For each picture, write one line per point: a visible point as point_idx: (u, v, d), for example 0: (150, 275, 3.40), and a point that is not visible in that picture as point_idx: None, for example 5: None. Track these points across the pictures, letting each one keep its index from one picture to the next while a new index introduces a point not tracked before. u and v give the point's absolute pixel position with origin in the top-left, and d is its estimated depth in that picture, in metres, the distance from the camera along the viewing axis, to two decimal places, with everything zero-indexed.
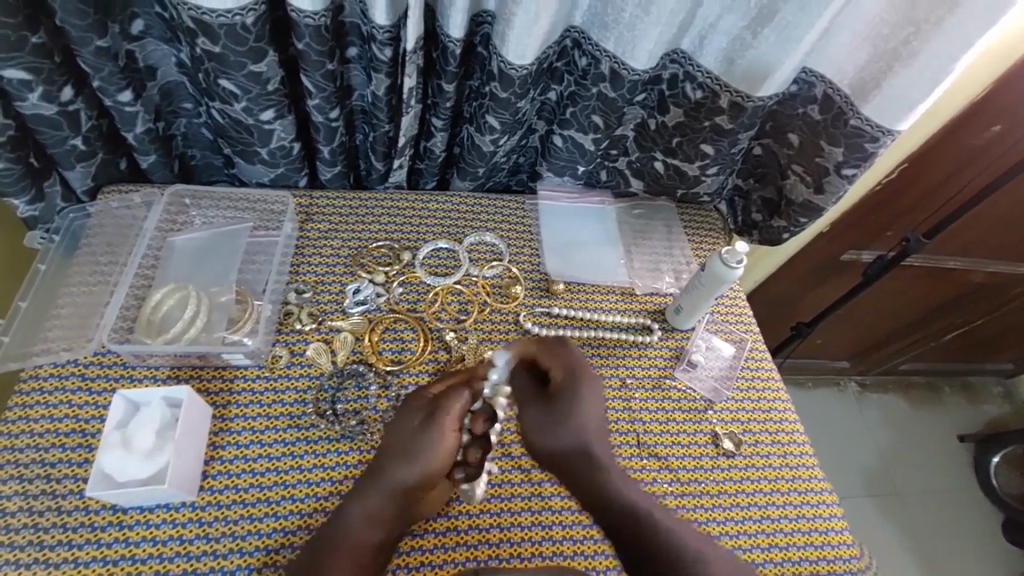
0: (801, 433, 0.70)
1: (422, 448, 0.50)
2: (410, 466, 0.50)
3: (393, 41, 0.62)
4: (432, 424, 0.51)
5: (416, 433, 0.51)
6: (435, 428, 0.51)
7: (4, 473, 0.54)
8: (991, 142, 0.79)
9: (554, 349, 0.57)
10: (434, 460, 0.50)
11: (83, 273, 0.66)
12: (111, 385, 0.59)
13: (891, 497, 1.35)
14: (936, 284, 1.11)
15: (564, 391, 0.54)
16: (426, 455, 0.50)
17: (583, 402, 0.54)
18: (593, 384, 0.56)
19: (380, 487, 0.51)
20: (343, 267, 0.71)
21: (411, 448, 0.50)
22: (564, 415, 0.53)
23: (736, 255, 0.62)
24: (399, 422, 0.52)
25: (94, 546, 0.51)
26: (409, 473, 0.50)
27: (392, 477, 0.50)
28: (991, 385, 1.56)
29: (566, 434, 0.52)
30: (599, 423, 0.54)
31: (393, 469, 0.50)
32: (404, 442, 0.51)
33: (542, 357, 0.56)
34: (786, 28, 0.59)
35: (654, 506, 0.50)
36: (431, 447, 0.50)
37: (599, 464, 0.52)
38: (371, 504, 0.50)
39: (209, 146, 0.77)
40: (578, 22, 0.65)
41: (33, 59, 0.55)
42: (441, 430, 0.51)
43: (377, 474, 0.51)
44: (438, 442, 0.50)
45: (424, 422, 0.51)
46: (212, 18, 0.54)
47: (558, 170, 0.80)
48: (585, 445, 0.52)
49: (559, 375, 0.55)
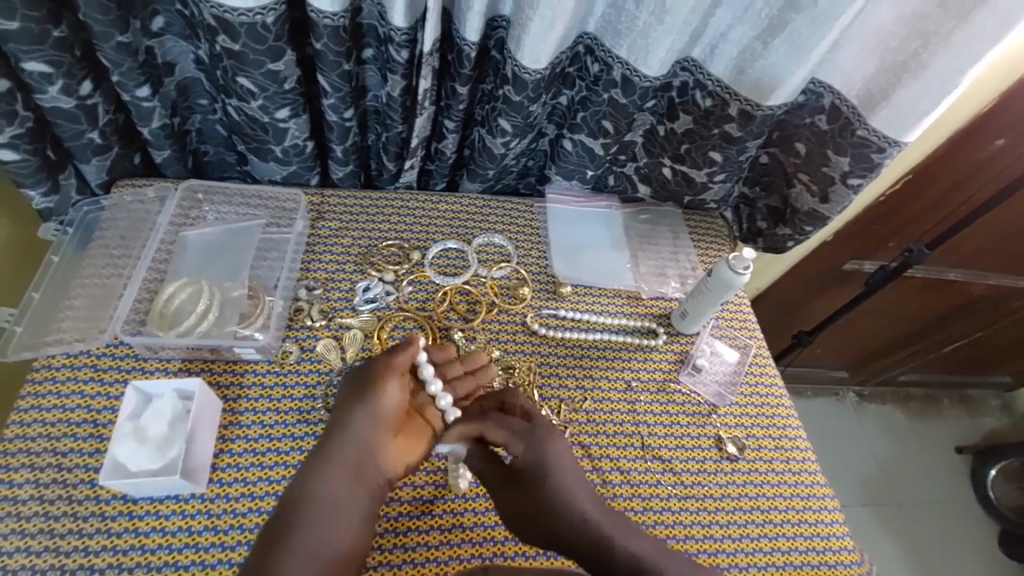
0: (804, 439, 0.70)
1: (374, 394, 0.53)
2: (364, 412, 0.53)
3: (410, 43, 0.63)
4: (378, 372, 0.55)
5: (365, 384, 0.54)
6: (379, 378, 0.54)
7: (16, 461, 0.54)
8: (994, 155, 0.80)
9: (504, 420, 0.58)
10: (384, 403, 0.53)
11: (97, 265, 0.67)
12: (122, 376, 0.60)
13: (890, 507, 1.35)
14: (936, 296, 1.12)
15: (525, 455, 0.55)
16: (378, 398, 0.53)
17: (547, 455, 0.55)
18: (549, 434, 0.57)
19: (345, 444, 0.51)
20: (353, 265, 0.72)
21: (365, 398, 0.53)
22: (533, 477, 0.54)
23: (743, 262, 0.63)
24: (347, 384, 0.56)
25: (104, 536, 0.52)
26: (364, 419, 0.52)
27: (350, 430, 0.52)
28: (990, 398, 1.57)
29: (535, 486, 0.53)
30: (571, 469, 0.55)
31: (354, 422, 0.52)
32: (353, 397, 0.54)
33: (491, 431, 0.58)
34: (797, 39, 0.60)
35: (626, 529, 0.51)
36: (378, 396, 0.53)
37: (574, 509, 0.52)
38: (336, 468, 0.50)
39: (223, 142, 0.78)
40: (591, 28, 0.66)
41: (54, 53, 0.56)
42: (389, 373, 0.54)
43: (335, 433, 0.52)
44: (386, 387, 0.54)
45: (372, 373, 0.55)
46: (234, 16, 0.55)
47: (567, 174, 0.81)
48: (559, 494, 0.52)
49: (518, 449, 0.56)
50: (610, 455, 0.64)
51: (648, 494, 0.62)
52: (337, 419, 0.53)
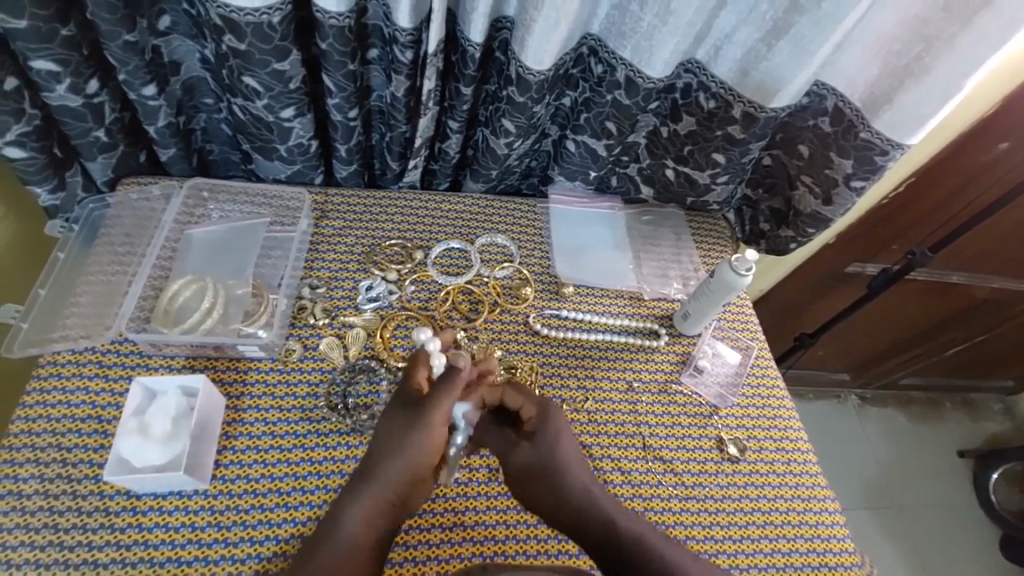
0: (805, 441, 0.70)
1: (424, 439, 0.50)
2: (403, 461, 0.50)
3: (414, 44, 0.63)
4: (423, 422, 0.50)
5: (408, 433, 0.50)
6: (423, 423, 0.50)
7: (21, 456, 0.55)
8: (997, 159, 0.80)
9: (522, 389, 0.58)
10: (424, 455, 0.50)
11: (102, 262, 0.67)
12: (126, 372, 0.60)
13: (891, 510, 1.35)
14: (938, 299, 1.12)
15: (540, 428, 0.56)
16: (428, 444, 0.50)
17: (562, 436, 0.56)
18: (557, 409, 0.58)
19: (378, 487, 0.50)
20: (356, 264, 0.72)
21: (415, 443, 0.50)
22: (546, 455, 0.54)
23: (745, 264, 0.63)
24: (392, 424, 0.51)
25: (108, 531, 0.52)
26: (400, 468, 0.50)
27: (395, 472, 0.50)
28: (992, 401, 1.57)
29: (542, 455, 0.54)
30: (573, 445, 0.56)
31: (401, 466, 0.50)
32: (400, 437, 0.50)
33: (509, 397, 0.58)
34: (801, 41, 0.60)
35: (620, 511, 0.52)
36: (428, 439, 0.50)
37: (582, 491, 0.53)
38: (365, 507, 0.49)
39: (228, 141, 0.78)
40: (595, 30, 0.66)
41: (62, 51, 0.57)
42: (434, 425, 0.51)
43: (377, 471, 0.50)
44: (429, 438, 0.50)
45: (417, 422, 0.50)
46: (240, 16, 0.55)
47: (570, 174, 0.81)
48: (574, 477, 0.53)
49: (532, 415, 0.57)
50: (611, 455, 0.64)
51: (648, 495, 0.62)
52: (375, 460, 0.50)
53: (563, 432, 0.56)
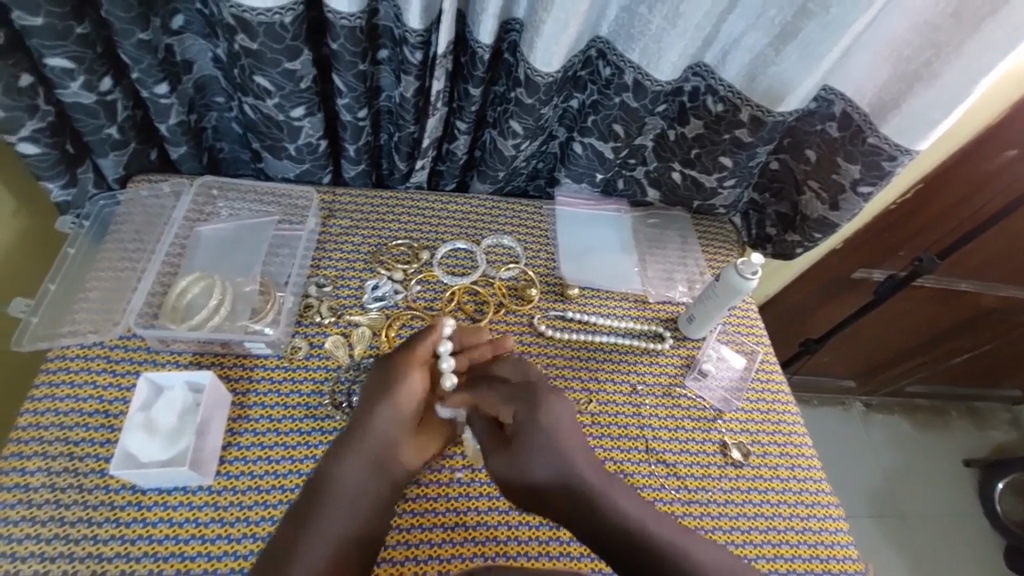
0: (809, 446, 0.70)
1: (396, 388, 0.53)
2: (386, 404, 0.52)
3: (424, 45, 0.63)
4: (400, 364, 0.54)
5: (388, 377, 0.54)
6: (397, 374, 0.54)
7: (29, 449, 0.55)
8: (1004, 166, 0.81)
9: (497, 389, 0.55)
10: (406, 395, 0.53)
11: (112, 259, 0.68)
12: (134, 367, 0.61)
13: (895, 519, 1.34)
14: (945, 306, 1.11)
15: (521, 426, 0.52)
16: (400, 393, 0.53)
17: (546, 429, 0.52)
18: (549, 397, 0.54)
19: (363, 441, 0.51)
20: (363, 263, 0.73)
21: (388, 393, 0.53)
22: (531, 456, 0.51)
23: (752, 267, 0.63)
24: (373, 374, 0.55)
25: (113, 525, 0.53)
26: (383, 412, 0.52)
27: (374, 422, 0.52)
28: (999, 410, 1.56)
29: (527, 456, 0.51)
30: (571, 437, 0.52)
31: (379, 417, 0.52)
32: (378, 388, 0.53)
33: (486, 401, 0.55)
34: (809, 46, 0.60)
35: (621, 498, 0.51)
36: (404, 390, 0.53)
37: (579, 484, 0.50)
38: (353, 458, 0.51)
39: (237, 140, 0.79)
40: (604, 33, 0.67)
41: (77, 49, 0.57)
42: (410, 368, 0.54)
43: (359, 426, 0.52)
44: (408, 379, 0.53)
45: (394, 366, 0.54)
46: (253, 15, 0.56)
47: (576, 177, 0.81)
48: (565, 472, 0.51)
49: (512, 416, 0.54)
50: (615, 457, 0.64)
51: (651, 498, 0.62)
52: (360, 409, 0.53)
53: (554, 423, 0.52)
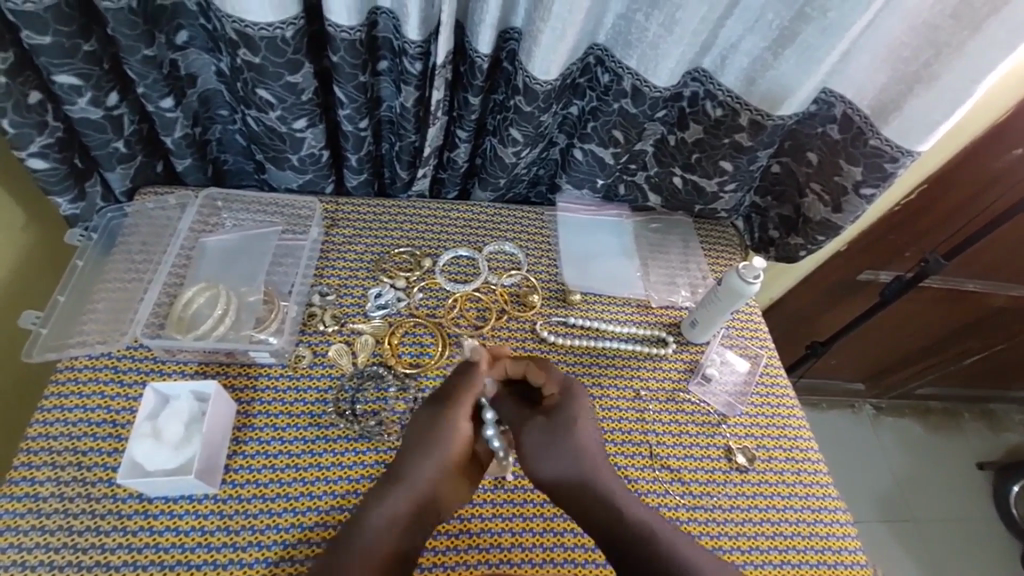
0: (816, 451, 0.69)
1: (444, 440, 0.51)
2: (432, 455, 0.50)
3: (423, 56, 0.64)
4: (449, 417, 0.51)
5: (436, 428, 0.51)
6: (450, 418, 0.51)
7: (38, 459, 0.56)
8: (1013, 164, 0.80)
9: (544, 366, 0.56)
10: (457, 447, 0.51)
11: (119, 270, 0.69)
12: (140, 378, 0.62)
13: (907, 523, 1.32)
14: (955, 307, 1.10)
15: (562, 405, 0.54)
16: (449, 445, 0.51)
17: (581, 417, 0.54)
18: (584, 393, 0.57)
19: (405, 493, 0.50)
20: (366, 271, 0.73)
21: (435, 445, 0.50)
22: (562, 432, 0.52)
23: (753, 271, 0.63)
24: (417, 423, 0.52)
25: (120, 533, 0.53)
26: (431, 466, 0.50)
27: (416, 473, 0.50)
28: (1012, 412, 1.53)
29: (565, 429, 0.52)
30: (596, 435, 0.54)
31: (423, 470, 0.50)
32: (424, 435, 0.51)
33: (531, 374, 0.55)
34: (807, 50, 0.60)
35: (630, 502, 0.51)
36: (452, 441, 0.51)
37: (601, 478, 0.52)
38: (401, 506, 0.50)
39: (242, 152, 0.80)
40: (602, 40, 0.67)
41: (84, 66, 0.59)
42: (461, 419, 0.51)
43: (400, 475, 0.50)
44: (459, 429, 0.51)
45: (442, 416, 0.51)
46: (255, 30, 0.57)
47: (577, 183, 0.82)
48: (590, 464, 0.52)
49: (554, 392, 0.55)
50: (618, 463, 0.63)
51: (655, 504, 0.62)
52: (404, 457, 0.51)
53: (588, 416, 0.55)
